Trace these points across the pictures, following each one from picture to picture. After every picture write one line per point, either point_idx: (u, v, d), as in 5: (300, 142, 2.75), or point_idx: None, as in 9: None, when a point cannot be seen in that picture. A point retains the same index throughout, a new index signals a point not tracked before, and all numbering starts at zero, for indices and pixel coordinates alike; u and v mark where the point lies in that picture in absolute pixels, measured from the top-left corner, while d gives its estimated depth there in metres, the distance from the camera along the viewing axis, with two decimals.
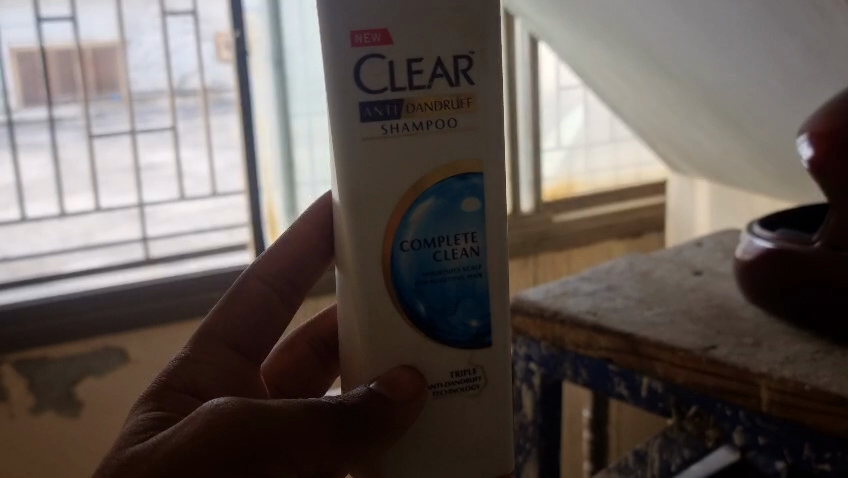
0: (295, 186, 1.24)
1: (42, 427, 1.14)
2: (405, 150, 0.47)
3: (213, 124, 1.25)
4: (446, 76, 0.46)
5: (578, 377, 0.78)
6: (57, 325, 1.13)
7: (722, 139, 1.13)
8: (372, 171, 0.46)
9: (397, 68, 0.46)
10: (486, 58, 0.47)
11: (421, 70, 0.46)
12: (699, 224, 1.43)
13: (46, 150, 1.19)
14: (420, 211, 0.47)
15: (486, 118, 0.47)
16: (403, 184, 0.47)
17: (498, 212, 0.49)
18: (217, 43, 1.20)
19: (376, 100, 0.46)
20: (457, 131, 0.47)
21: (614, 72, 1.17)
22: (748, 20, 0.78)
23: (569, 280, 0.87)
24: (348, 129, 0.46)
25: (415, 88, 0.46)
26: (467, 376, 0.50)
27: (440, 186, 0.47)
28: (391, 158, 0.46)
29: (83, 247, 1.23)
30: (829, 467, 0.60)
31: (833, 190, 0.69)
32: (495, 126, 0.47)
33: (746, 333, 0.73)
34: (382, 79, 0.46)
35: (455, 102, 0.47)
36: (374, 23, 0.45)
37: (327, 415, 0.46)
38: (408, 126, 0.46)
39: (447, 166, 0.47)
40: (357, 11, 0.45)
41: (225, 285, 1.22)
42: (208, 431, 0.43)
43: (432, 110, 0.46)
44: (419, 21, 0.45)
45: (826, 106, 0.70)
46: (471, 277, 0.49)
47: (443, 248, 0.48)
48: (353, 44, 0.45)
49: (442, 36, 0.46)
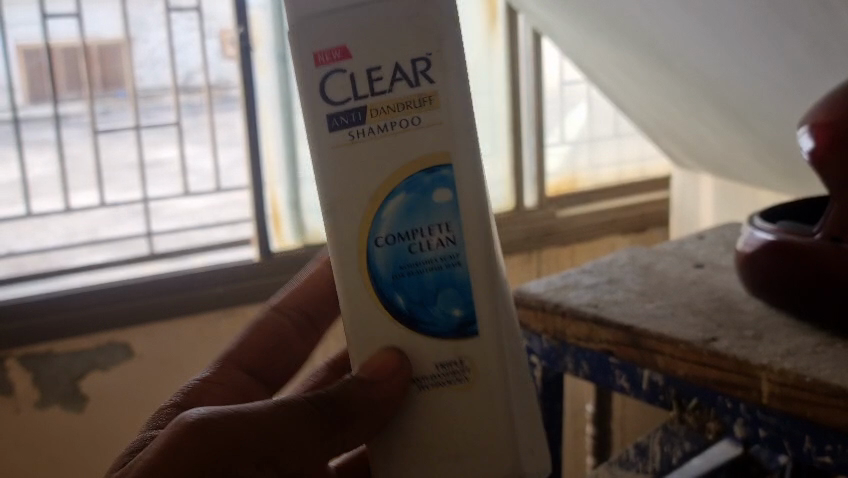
0: (299, 182, 1.26)
1: (47, 421, 1.15)
2: (374, 150, 0.46)
3: (218, 120, 1.25)
4: (406, 78, 0.46)
5: (579, 370, 0.78)
6: (62, 319, 1.13)
7: (726, 134, 1.13)
8: (344, 173, 0.46)
9: (359, 79, 0.45)
10: (445, 56, 0.45)
11: (381, 76, 0.45)
12: (702, 218, 1.43)
13: (51, 147, 1.20)
14: (393, 205, 0.47)
15: (452, 112, 0.46)
16: (373, 182, 0.46)
17: (474, 200, 0.47)
18: (222, 40, 1.21)
19: (341, 110, 0.46)
20: (423, 128, 0.46)
21: (617, 66, 1.17)
22: (751, 14, 0.77)
23: (571, 273, 0.87)
24: (317, 138, 0.46)
25: (378, 94, 0.46)
26: (453, 368, 0.48)
27: (411, 180, 0.46)
28: (362, 160, 0.46)
29: (88, 243, 1.23)
30: (830, 461, 0.60)
31: (833, 182, 0.69)
32: (461, 118, 0.46)
33: (747, 325, 0.72)
34: (345, 91, 0.46)
35: (419, 100, 0.46)
36: (334, 42, 0.45)
37: (302, 408, 0.47)
38: (374, 129, 0.46)
39: (416, 161, 0.46)
40: (316, 33, 0.45)
41: (228, 280, 1.23)
42: (179, 437, 0.44)
43: (396, 111, 0.46)
44: (375, 32, 0.45)
45: (828, 98, 0.69)
46: (449, 266, 0.47)
47: (417, 240, 0.47)
48: (317, 64, 0.45)
49: (399, 42, 0.45)
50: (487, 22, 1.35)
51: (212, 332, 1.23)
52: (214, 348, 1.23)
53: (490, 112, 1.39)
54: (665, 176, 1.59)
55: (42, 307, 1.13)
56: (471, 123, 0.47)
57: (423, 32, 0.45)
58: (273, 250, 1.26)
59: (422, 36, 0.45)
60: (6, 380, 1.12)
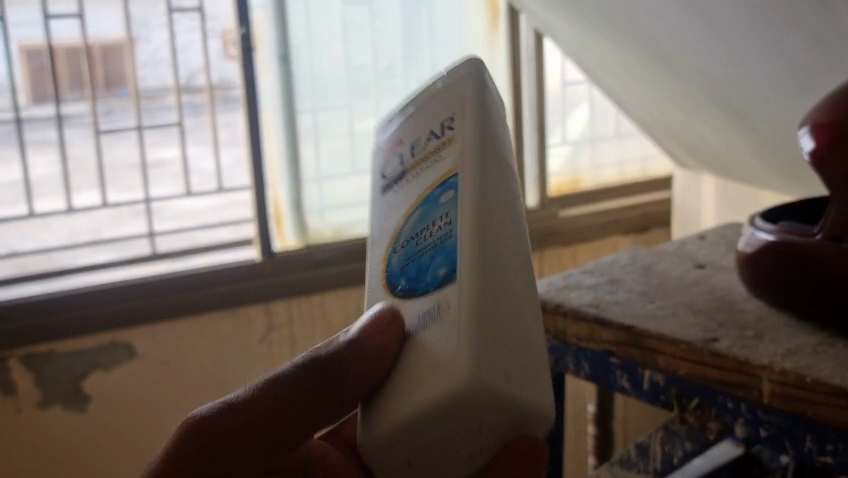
0: (300, 182, 1.26)
1: (49, 421, 1.15)
2: (408, 190, 0.48)
3: (220, 120, 1.26)
4: (436, 136, 0.47)
5: (579, 370, 0.78)
6: (65, 319, 1.14)
7: (728, 134, 1.13)
8: (388, 213, 0.49)
9: (405, 151, 0.49)
10: (465, 108, 0.45)
11: (419, 145, 0.48)
12: (704, 218, 1.43)
13: (53, 147, 1.21)
14: (413, 216, 0.47)
15: (466, 142, 0.44)
16: (402, 211, 0.48)
17: (471, 186, 0.43)
18: (225, 40, 1.20)
19: (392, 178, 0.50)
20: (441, 162, 0.45)
21: (618, 66, 1.17)
22: (752, 15, 0.77)
23: (572, 273, 0.87)
24: (377, 199, 0.51)
25: (415, 156, 0.48)
26: (431, 311, 0.42)
27: (428, 197, 0.46)
28: (400, 200, 0.48)
29: (91, 243, 1.23)
30: (831, 461, 0.60)
31: (834, 183, 0.69)
32: (473, 145, 0.44)
33: (748, 325, 0.72)
34: (396, 164, 0.50)
35: (441, 144, 0.46)
36: (395, 137, 0.51)
37: (290, 378, 0.47)
38: (410, 179, 0.48)
39: (433, 181, 0.46)
40: (387, 133, 0.52)
41: (229, 279, 1.23)
42: (183, 436, 0.46)
43: (425, 161, 0.47)
44: (420, 115, 0.49)
45: (829, 99, 0.69)
46: (444, 240, 0.43)
47: (422, 230, 0.45)
48: (383, 155, 0.52)
49: (433, 113, 0.48)
50: (489, 23, 1.35)
51: (214, 332, 1.23)
52: (215, 348, 1.24)
53: None
54: (666, 176, 1.58)
55: (45, 307, 1.13)
56: (483, 145, 0.44)
57: (449, 101, 0.47)
58: (275, 250, 1.26)
59: (449, 96, 0.47)
60: (9, 379, 1.12)
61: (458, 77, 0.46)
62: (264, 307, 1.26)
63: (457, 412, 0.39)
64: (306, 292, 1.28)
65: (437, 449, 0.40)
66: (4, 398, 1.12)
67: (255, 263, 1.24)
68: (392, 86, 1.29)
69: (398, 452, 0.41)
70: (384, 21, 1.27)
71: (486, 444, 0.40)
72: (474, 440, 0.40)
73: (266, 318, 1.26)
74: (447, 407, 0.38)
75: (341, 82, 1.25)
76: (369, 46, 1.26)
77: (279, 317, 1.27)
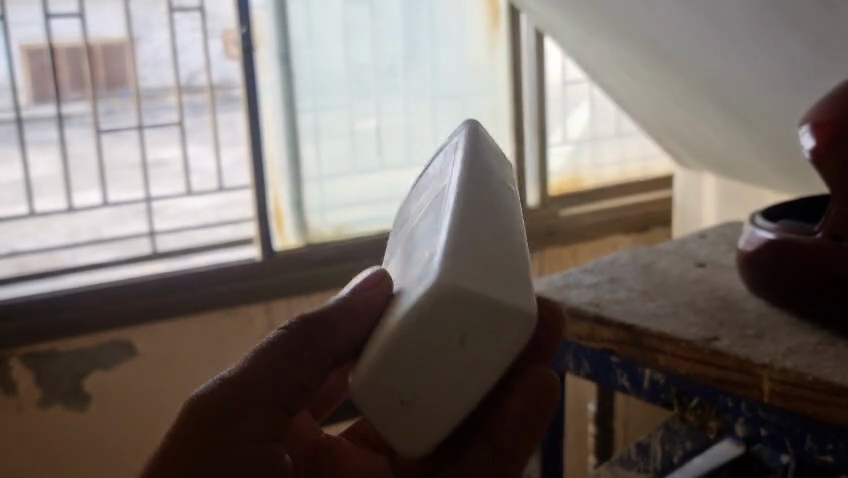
0: (301, 181, 1.26)
1: (50, 420, 1.15)
2: (416, 213, 0.53)
3: (220, 120, 1.25)
4: (440, 172, 0.54)
5: (579, 368, 0.78)
6: (66, 318, 1.14)
7: (730, 133, 1.13)
8: (399, 240, 0.54)
9: (417, 196, 0.56)
10: (466, 145, 0.52)
11: (428, 186, 0.55)
12: (706, 218, 1.42)
13: (54, 147, 1.19)
14: (416, 220, 0.51)
15: (464, 159, 0.50)
16: (408, 225, 0.52)
17: (465, 174, 0.48)
18: (225, 40, 1.21)
19: (405, 218, 0.56)
20: (443, 180, 0.51)
21: (619, 65, 1.17)
22: (752, 13, 0.77)
23: (572, 272, 0.87)
24: (393, 241, 0.56)
25: (424, 192, 0.54)
26: (419, 262, 0.44)
27: (429, 202, 0.51)
28: (408, 223, 0.53)
29: (92, 242, 1.23)
30: (831, 459, 0.61)
31: (834, 181, 0.69)
32: (469, 159, 0.50)
33: (749, 324, 0.72)
34: (410, 209, 0.56)
35: (444, 172, 0.52)
36: (413, 195, 0.58)
37: (286, 341, 0.46)
38: (418, 207, 0.53)
39: (434, 193, 0.51)
40: (408, 197, 0.59)
41: (230, 279, 1.23)
42: (195, 418, 0.45)
43: (431, 188, 0.53)
44: (433, 169, 0.56)
45: (830, 97, 0.69)
46: (437, 212, 0.47)
47: (421, 221, 0.49)
48: (402, 212, 0.58)
49: (442, 161, 0.55)
50: (490, 21, 1.35)
51: (214, 331, 1.23)
52: (215, 347, 1.24)
53: (492, 111, 1.39)
54: (667, 175, 1.58)
55: (45, 306, 1.13)
56: (479, 161, 0.50)
57: (454, 145, 0.54)
58: (276, 249, 1.26)
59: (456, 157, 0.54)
60: (10, 378, 1.12)
61: (464, 131, 0.55)
62: (264, 307, 1.26)
63: (442, 321, 0.39)
64: (307, 292, 1.28)
65: (431, 374, 0.40)
66: (5, 397, 1.13)
67: (255, 262, 1.24)
68: (392, 85, 1.29)
69: (392, 385, 0.40)
70: (384, 21, 1.26)
71: (480, 363, 0.40)
72: (465, 365, 0.40)
73: (266, 317, 1.26)
74: (432, 314, 0.39)
75: (341, 81, 1.25)
76: (370, 45, 1.26)
77: (280, 317, 1.27)
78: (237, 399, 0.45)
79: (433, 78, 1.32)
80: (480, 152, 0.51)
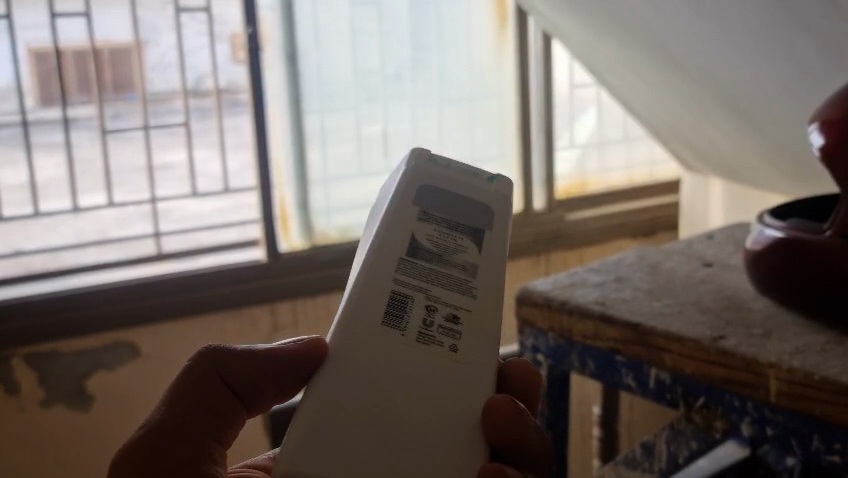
0: (306, 181, 1.26)
1: (52, 421, 1.16)
2: (466, 266, 0.43)
3: (227, 123, 1.26)
4: (417, 259, 0.42)
5: (585, 368, 0.78)
6: (69, 318, 1.14)
7: (737, 137, 1.13)
8: (491, 270, 0.43)
9: (449, 228, 0.43)
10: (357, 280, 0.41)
11: (416, 263, 0.42)
12: (713, 221, 1.42)
13: (60, 149, 1.19)
14: (465, 277, 0.42)
15: (358, 296, 0.40)
16: (487, 285, 0.42)
17: (352, 320, 0.40)
18: (233, 43, 1.21)
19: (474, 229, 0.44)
20: (408, 300, 0.41)
21: (626, 67, 1.16)
22: (761, 15, 0.77)
23: (577, 271, 0.87)
24: (498, 235, 0.44)
25: (441, 259, 0.42)
26: (448, 338, 0.40)
27: (452, 284, 0.42)
28: (482, 273, 0.43)
29: (97, 242, 1.24)
30: (838, 459, 0.60)
31: (842, 181, 0.68)
32: (355, 306, 0.40)
33: (756, 324, 0.72)
34: (466, 226, 0.43)
35: (416, 273, 0.41)
36: (466, 191, 0.44)
37: (207, 379, 0.43)
38: (459, 267, 0.42)
39: (434, 280, 0.42)
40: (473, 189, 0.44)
41: (234, 279, 1.23)
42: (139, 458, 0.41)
43: (437, 265, 0.42)
44: (399, 233, 0.42)
45: (840, 96, 0.69)
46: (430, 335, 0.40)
47: (453, 303, 0.41)
48: (487, 200, 0.44)
49: (392, 238, 0.42)
50: (497, 23, 1.35)
51: (218, 332, 1.23)
52: None
53: (497, 115, 1.39)
54: (675, 180, 1.58)
55: (48, 306, 1.13)
56: (353, 290, 0.40)
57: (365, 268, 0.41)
58: (281, 250, 1.26)
59: (395, 199, 0.43)
60: (12, 378, 1.12)
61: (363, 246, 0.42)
62: (268, 308, 1.26)
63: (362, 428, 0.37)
64: (313, 293, 1.28)
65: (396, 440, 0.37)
66: (6, 396, 1.13)
67: (260, 263, 1.24)
68: (398, 89, 1.30)
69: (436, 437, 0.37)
70: (391, 24, 1.27)
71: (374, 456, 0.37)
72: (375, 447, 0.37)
73: (270, 318, 1.27)
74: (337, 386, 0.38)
75: (348, 84, 1.26)
76: (376, 49, 1.26)
77: (284, 317, 1.27)
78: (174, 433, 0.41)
79: (441, 81, 1.32)
80: (359, 277, 0.41)
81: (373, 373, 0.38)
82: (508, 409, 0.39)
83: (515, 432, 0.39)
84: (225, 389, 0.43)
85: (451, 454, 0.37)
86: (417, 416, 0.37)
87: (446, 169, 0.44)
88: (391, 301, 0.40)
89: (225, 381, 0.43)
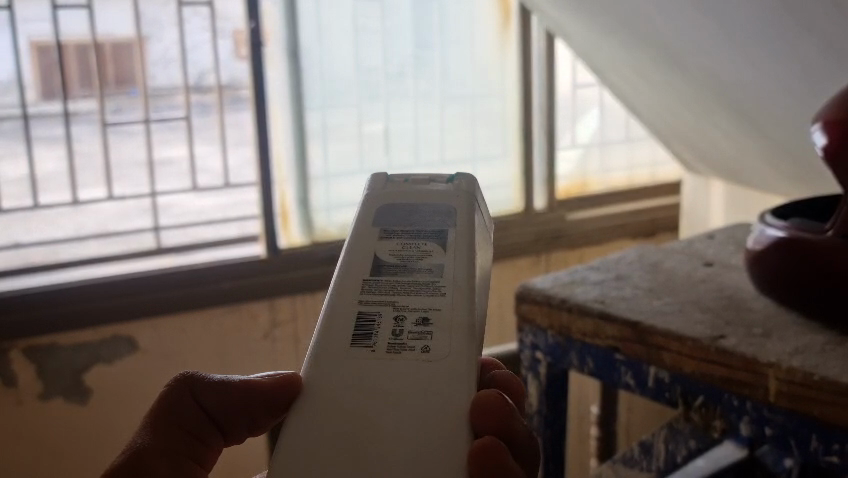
0: (308, 178, 1.26)
1: (50, 413, 1.16)
2: (432, 267, 0.42)
3: (228, 119, 1.26)
4: (384, 274, 0.43)
5: (584, 366, 0.78)
6: (69, 310, 1.14)
7: (737, 138, 1.12)
8: (455, 264, 0.42)
9: (408, 234, 0.44)
10: (332, 304, 0.42)
11: (383, 276, 0.43)
12: (714, 223, 1.42)
13: (61, 143, 1.19)
14: (432, 278, 0.42)
15: (332, 320, 0.41)
16: (453, 280, 0.42)
17: (327, 341, 0.41)
18: (236, 40, 1.21)
19: (433, 228, 0.44)
20: (379, 313, 0.41)
21: (629, 67, 1.16)
22: (765, 15, 0.76)
23: (577, 269, 0.87)
24: (460, 229, 0.44)
25: (407, 267, 0.43)
26: (419, 342, 0.40)
27: (421, 287, 0.42)
28: (449, 271, 0.42)
29: (97, 235, 1.25)
30: (837, 460, 0.60)
31: (844, 181, 0.68)
32: (330, 329, 0.41)
33: (756, 324, 0.72)
34: (423, 228, 0.44)
35: (386, 286, 0.42)
36: (420, 199, 0.45)
37: (184, 402, 0.45)
38: (423, 269, 0.42)
39: (403, 289, 0.42)
40: (427, 195, 0.46)
41: (234, 274, 1.23)
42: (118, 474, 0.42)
43: (403, 273, 0.42)
44: (365, 253, 0.44)
45: (843, 96, 0.68)
46: (401, 342, 0.40)
47: (420, 305, 0.41)
48: (443, 201, 0.45)
49: (360, 258, 0.44)
50: (500, 20, 1.35)
51: (217, 326, 1.23)
52: (216, 345, 1.24)
53: (499, 114, 1.39)
54: (676, 181, 1.58)
55: (48, 299, 1.13)
56: (325, 316, 0.42)
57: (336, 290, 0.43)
58: (281, 246, 1.26)
59: (357, 225, 0.45)
60: (11, 370, 1.12)
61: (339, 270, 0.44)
62: (268, 303, 1.26)
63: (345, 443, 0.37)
64: (313, 290, 1.28)
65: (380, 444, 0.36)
66: (5, 389, 1.13)
67: (260, 259, 1.24)
68: (400, 88, 1.29)
69: (425, 430, 0.36)
70: (394, 21, 1.26)
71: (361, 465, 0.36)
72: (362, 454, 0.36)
73: (270, 313, 1.27)
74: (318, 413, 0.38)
75: (350, 83, 1.25)
76: (379, 47, 1.26)
77: (284, 313, 1.27)
78: (149, 452, 0.43)
79: (442, 81, 1.32)
80: (331, 301, 0.42)
81: (343, 393, 0.38)
82: (495, 402, 0.38)
83: (505, 425, 0.38)
84: (199, 411, 0.45)
85: (432, 452, 0.36)
86: (389, 423, 0.37)
87: (404, 185, 0.47)
88: (358, 321, 0.41)
89: (200, 405, 0.45)
